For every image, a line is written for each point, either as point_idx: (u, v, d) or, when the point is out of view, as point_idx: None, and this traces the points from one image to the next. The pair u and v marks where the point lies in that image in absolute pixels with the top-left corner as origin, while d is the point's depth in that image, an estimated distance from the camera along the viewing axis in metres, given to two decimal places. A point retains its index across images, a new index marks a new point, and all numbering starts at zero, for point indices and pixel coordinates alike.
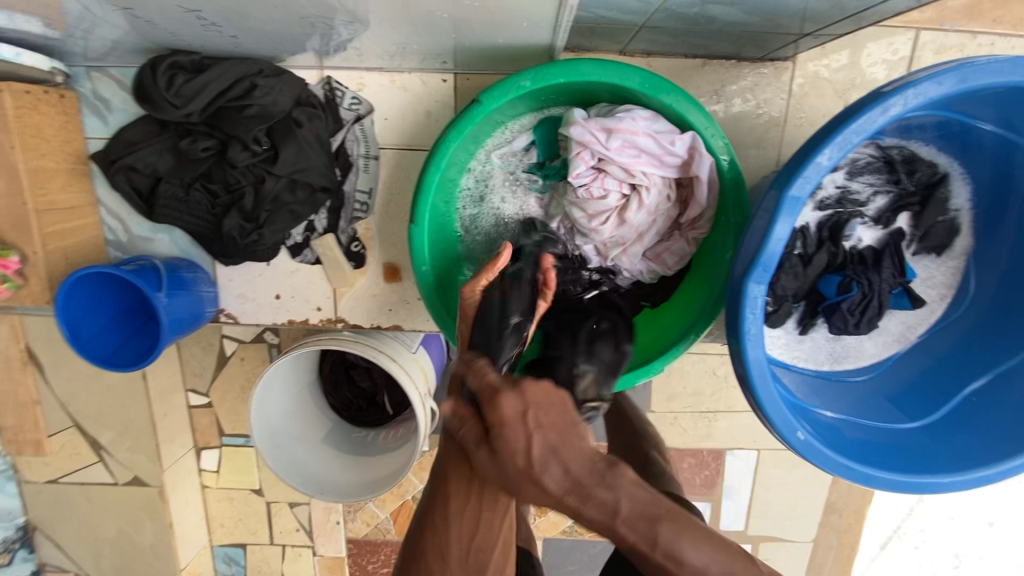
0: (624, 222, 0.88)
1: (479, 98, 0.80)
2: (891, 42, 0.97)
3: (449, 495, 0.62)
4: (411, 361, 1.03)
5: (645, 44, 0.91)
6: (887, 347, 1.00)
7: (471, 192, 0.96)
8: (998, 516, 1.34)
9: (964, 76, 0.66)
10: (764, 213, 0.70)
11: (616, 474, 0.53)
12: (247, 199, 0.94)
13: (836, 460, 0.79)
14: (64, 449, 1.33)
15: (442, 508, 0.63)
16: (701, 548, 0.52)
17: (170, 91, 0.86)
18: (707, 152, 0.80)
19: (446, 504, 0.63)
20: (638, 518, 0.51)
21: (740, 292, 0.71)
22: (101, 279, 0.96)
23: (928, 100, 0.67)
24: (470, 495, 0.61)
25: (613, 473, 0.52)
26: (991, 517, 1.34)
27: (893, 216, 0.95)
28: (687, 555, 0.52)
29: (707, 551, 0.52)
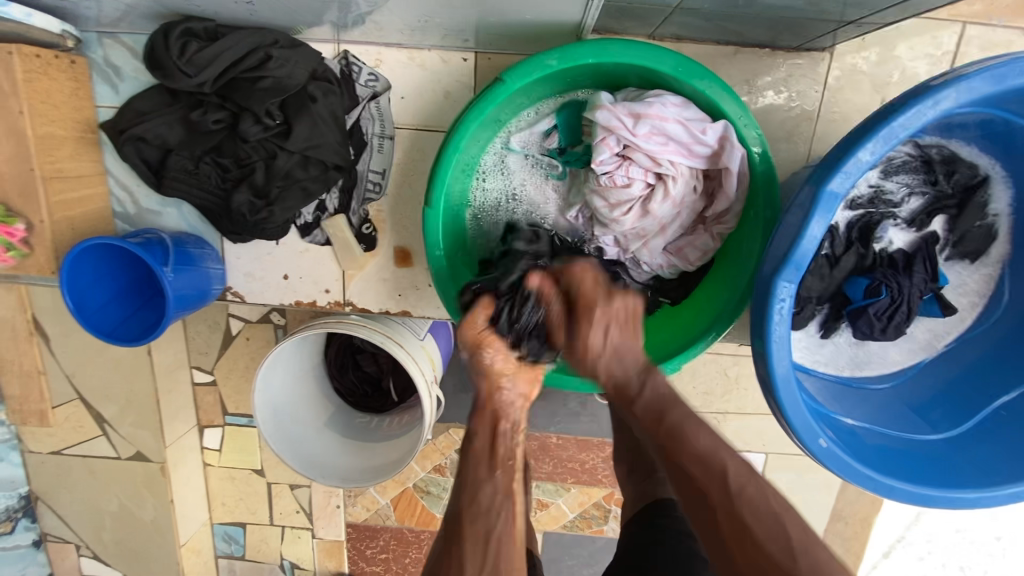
0: (647, 214, 0.84)
1: (502, 76, 0.76)
2: (935, 36, 0.93)
3: (465, 550, 0.63)
4: (419, 348, 1.01)
5: (676, 28, 0.87)
6: (912, 355, 0.96)
7: (487, 170, 0.92)
8: (1005, 530, 1.31)
9: (1017, 71, 0.62)
10: (798, 210, 0.67)
11: (652, 374, 0.76)
12: (257, 174, 0.91)
13: (860, 470, 0.76)
14: (68, 421, 1.33)
15: (455, 570, 0.62)
16: (706, 433, 0.71)
17: (182, 59, 0.83)
18: (738, 142, 0.76)
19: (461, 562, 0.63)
20: (656, 396, 0.74)
21: (769, 291, 0.68)
22: (106, 251, 0.93)
23: (979, 98, 0.64)
24: (487, 540, 0.64)
25: (651, 374, 0.76)
26: (999, 531, 1.31)
27: (927, 219, 0.90)
28: (692, 435, 0.71)
29: (712, 438, 0.71)
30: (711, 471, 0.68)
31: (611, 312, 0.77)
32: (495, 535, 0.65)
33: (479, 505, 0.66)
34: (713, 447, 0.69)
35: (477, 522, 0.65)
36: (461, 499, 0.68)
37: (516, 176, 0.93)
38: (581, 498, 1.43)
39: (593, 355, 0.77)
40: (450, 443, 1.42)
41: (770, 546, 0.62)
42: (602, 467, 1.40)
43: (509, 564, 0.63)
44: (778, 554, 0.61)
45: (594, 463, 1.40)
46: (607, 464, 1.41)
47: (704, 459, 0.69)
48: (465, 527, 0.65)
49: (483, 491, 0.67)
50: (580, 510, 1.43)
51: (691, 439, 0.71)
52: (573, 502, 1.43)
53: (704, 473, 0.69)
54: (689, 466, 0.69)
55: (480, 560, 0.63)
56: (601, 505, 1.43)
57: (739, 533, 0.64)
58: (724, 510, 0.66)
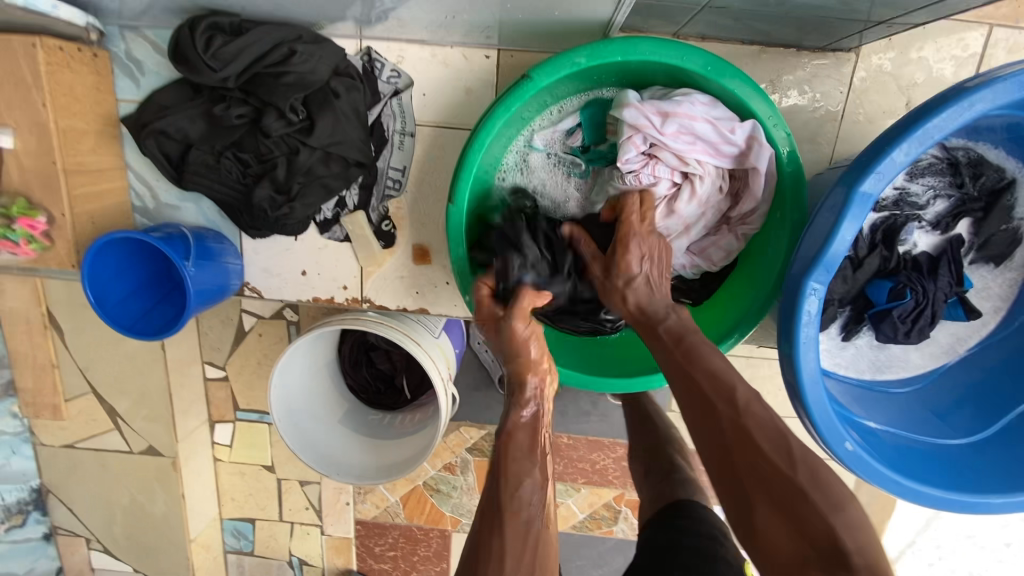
0: (672, 213, 0.84)
1: (530, 73, 0.75)
2: (961, 38, 0.92)
3: (506, 543, 0.62)
4: (434, 345, 1.01)
5: (702, 27, 0.86)
6: (934, 359, 0.95)
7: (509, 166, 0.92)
8: (1017, 536, 1.30)
9: None
10: (829, 211, 0.66)
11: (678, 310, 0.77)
12: (279, 170, 0.90)
13: (885, 474, 0.75)
14: (81, 414, 1.34)
15: (497, 562, 0.61)
16: (719, 358, 0.70)
17: (207, 53, 0.82)
18: (766, 142, 0.75)
19: (501, 553, 0.61)
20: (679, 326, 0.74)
21: (797, 291, 0.67)
22: (126, 245, 0.93)
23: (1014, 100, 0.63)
24: (528, 535, 0.64)
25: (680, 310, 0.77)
26: (1010, 537, 1.30)
27: (952, 222, 0.89)
28: (706, 357, 0.70)
29: (724, 361, 0.70)
30: (723, 387, 0.66)
31: (646, 245, 0.79)
32: (533, 531, 0.65)
33: (520, 501, 0.65)
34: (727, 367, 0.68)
35: (517, 513, 0.64)
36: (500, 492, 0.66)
37: (538, 176, 0.93)
38: (591, 499, 1.42)
39: (625, 284, 0.78)
40: (461, 442, 1.41)
41: (774, 455, 0.61)
42: (612, 468, 1.40)
43: (547, 554, 0.64)
44: (781, 461, 0.60)
45: (605, 464, 1.40)
46: (618, 465, 1.40)
47: (717, 377, 0.67)
48: (506, 519, 0.64)
49: (524, 489, 0.66)
50: (589, 511, 1.43)
51: (703, 358, 0.70)
52: (583, 502, 1.43)
53: (714, 388, 0.67)
54: (700, 381, 0.68)
55: (520, 553, 0.62)
56: (610, 506, 1.42)
57: (745, 444, 0.62)
58: (731, 422, 0.64)
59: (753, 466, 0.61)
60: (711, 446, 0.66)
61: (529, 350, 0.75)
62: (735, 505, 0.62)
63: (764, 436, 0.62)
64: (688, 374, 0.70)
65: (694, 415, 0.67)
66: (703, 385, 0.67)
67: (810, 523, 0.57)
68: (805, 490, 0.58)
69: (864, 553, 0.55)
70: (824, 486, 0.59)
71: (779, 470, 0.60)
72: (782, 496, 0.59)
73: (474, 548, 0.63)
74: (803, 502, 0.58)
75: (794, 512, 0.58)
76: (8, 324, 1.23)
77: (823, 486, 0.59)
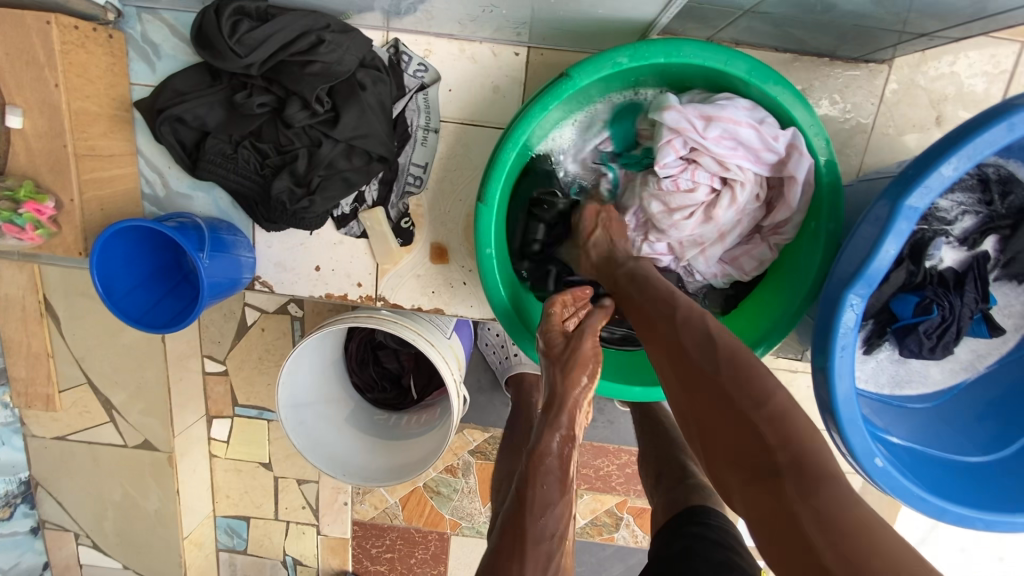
0: (709, 220, 0.82)
1: (570, 72, 0.73)
2: (994, 53, 0.91)
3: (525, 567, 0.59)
4: (447, 347, 0.99)
5: (739, 32, 0.85)
6: (953, 376, 0.95)
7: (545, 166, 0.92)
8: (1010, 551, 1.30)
9: None
10: (872, 224, 0.65)
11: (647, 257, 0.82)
12: (300, 161, 0.88)
13: (912, 490, 0.75)
14: (75, 406, 1.29)
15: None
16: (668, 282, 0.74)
17: (232, 39, 0.79)
18: (807, 151, 0.74)
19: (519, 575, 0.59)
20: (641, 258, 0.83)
21: (836, 302, 0.66)
22: (137, 234, 0.90)
23: None
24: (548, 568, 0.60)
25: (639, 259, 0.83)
26: (1003, 551, 1.30)
27: (980, 238, 0.88)
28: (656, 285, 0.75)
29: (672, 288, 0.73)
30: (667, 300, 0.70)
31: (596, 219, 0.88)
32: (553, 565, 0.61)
33: (540, 531, 0.62)
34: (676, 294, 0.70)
35: (537, 547, 0.61)
36: (521, 517, 0.63)
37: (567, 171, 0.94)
38: (593, 505, 1.41)
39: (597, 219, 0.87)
40: (463, 444, 1.39)
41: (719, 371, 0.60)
42: (616, 474, 1.39)
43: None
44: (712, 366, 0.60)
45: (609, 470, 1.39)
46: (621, 471, 1.39)
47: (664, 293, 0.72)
48: (526, 548, 0.61)
49: (546, 519, 0.63)
50: (591, 517, 1.41)
51: (651, 284, 0.75)
52: (585, 508, 1.41)
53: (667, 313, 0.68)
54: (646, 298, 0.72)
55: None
56: (612, 512, 1.41)
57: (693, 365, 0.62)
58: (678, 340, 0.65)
59: (688, 365, 0.63)
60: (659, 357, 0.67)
61: (576, 376, 0.70)
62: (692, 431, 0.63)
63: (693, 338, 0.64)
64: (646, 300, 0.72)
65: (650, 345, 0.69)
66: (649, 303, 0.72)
67: (744, 427, 0.55)
68: (728, 379, 0.59)
69: (787, 452, 0.52)
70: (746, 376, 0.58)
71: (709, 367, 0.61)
72: (712, 392, 0.59)
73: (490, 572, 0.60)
74: (729, 394, 0.58)
75: (723, 415, 0.57)
76: (3, 311, 1.18)
77: (759, 389, 0.57)
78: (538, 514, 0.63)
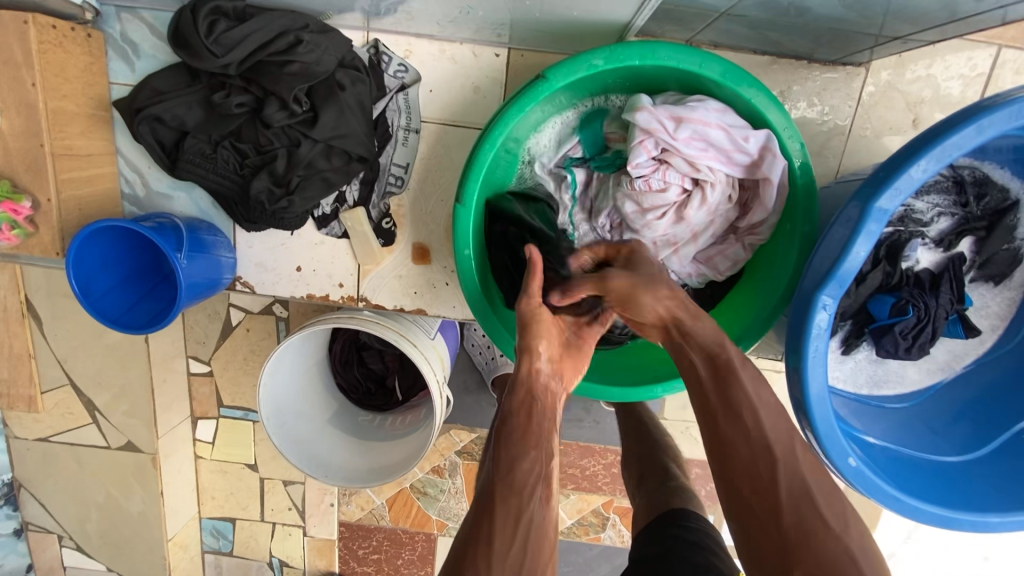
0: (680, 220, 0.83)
1: (546, 74, 0.74)
2: (970, 56, 0.92)
3: (498, 521, 0.61)
4: (430, 347, 0.99)
5: (717, 34, 0.85)
6: (929, 376, 0.96)
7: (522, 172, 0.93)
8: (994, 550, 1.31)
9: None
10: (844, 225, 0.66)
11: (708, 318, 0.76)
12: (279, 162, 0.88)
13: (885, 490, 0.75)
14: (57, 407, 1.29)
15: (486, 544, 0.60)
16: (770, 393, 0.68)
17: (209, 39, 0.79)
18: (780, 154, 0.75)
19: (493, 528, 0.61)
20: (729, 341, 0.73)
21: (809, 304, 0.67)
22: (115, 234, 0.89)
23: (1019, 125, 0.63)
24: (518, 521, 0.62)
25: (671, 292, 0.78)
26: (988, 550, 1.31)
27: (955, 240, 0.89)
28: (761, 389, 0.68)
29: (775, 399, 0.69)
30: (781, 426, 0.66)
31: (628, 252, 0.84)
32: (525, 518, 0.63)
33: (513, 486, 0.65)
34: (780, 405, 0.67)
35: (508, 500, 0.63)
36: (496, 474, 0.66)
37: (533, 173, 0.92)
38: (579, 505, 1.41)
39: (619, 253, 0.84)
40: (450, 445, 1.39)
41: (829, 517, 0.60)
42: (602, 474, 1.39)
43: (541, 546, 0.62)
44: (837, 525, 0.60)
45: (595, 471, 1.39)
46: (608, 471, 1.39)
47: (777, 416, 0.66)
48: (498, 502, 0.63)
49: (518, 474, 0.65)
50: (578, 517, 1.42)
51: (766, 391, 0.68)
52: (571, 509, 1.41)
53: (774, 432, 0.66)
54: (754, 415, 0.66)
55: (513, 533, 0.61)
56: (599, 512, 1.41)
57: (803, 502, 0.61)
58: (789, 473, 0.63)
59: (803, 516, 0.60)
60: (757, 489, 0.63)
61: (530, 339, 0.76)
62: (762, 564, 0.61)
63: (817, 486, 0.62)
64: (743, 404, 0.68)
65: (738, 457, 0.65)
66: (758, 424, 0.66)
67: None
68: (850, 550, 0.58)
69: None
70: (865, 552, 0.59)
71: (826, 528, 0.59)
72: (824, 554, 0.58)
73: (466, 534, 0.62)
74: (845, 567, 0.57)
75: None
76: None
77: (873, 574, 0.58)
78: (510, 468, 0.66)
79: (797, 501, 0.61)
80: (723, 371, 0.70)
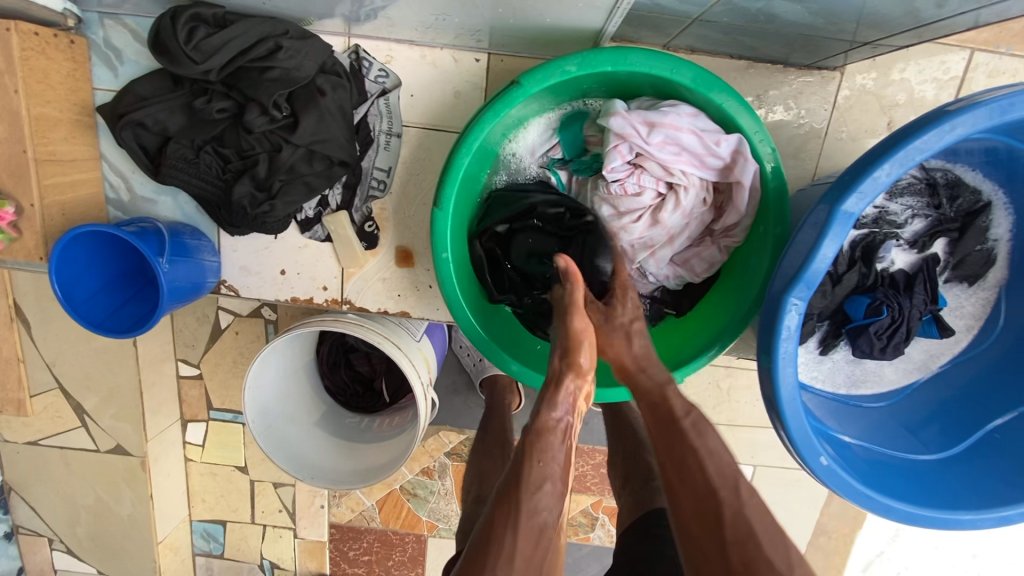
0: (656, 223, 0.84)
1: (520, 80, 0.75)
2: (943, 60, 0.94)
3: (519, 538, 0.59)
4: (415, 349, 0.99)
5: (692, 40, 0.87)
6: (907, 375, 0.97)
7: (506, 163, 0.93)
8: (981, 548, 1.32)
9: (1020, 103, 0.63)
10: (811, 228, 0.67)
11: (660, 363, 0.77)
12: (261, 166, 0.89)
13: (857, 488, 0.77)
14: (46, 410, 1.29)
15: (507, 556, 0.58)
16: (716, 439, 0.68)
17: (189, 45, 0.80)
18: (752, 157, 0.76)
19: (511, 542, 0.59)
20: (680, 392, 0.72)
21: (778, 306, 0.68)
22: (98, 239, 0.90)
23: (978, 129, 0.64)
24: (539, 539, 0.60)
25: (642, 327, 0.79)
26: (975, 548, 1.32)
27: (929, 241, 0.90)
28: (708, 435, 0.68)
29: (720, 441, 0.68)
30: (725, 471, 0.65)
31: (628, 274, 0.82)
32: (545, 534, 0.61)
33: (537, 504, 0.61)
34: (724, 452, 0.67)
35: (532, 516, 0.60)
36: (520, 486, 0.62)
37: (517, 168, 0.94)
38: (568, 505, 1.42)
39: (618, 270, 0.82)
40: (439, 446, 1.40)
41: (776, 560, 0.59)
42: (591, 474, 1.40)
43: (552, 560, 0.61)
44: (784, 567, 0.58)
45: (584, 471, 1.40)
46: (596, 472, 1.40)
47: (720, 461, 0.66)
48: (521, 515, 0.60)
49: (542, 493, 0.62)
50: (567, 517, 1.43)
51: (709, 435, 0.68)
52: None
53: (718, 475, 0.65)
54: (701, 460, 0.66)
55: (531, 550, 0.59)
56: (588, 512, 1.42)
57: (748, 545, 0.60)
58: (733, 512, 0.62)
59: (750, 560, 0.59)
60: (705, 536, 0.62)
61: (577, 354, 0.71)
62: None
63: (763, 528, 0.61)
64: (687, 451, 0.67)
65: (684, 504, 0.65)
66: (703, 470, 0.65)
67: None
68: None
69: None
70: None
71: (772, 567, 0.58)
72: None
73: (486, 539, 0.60)
74: None
75: None
76: None
77: None
78: (535, 484, 0.62)
79: (742, 545, 0.60)
80: (667, 420, 0.70)
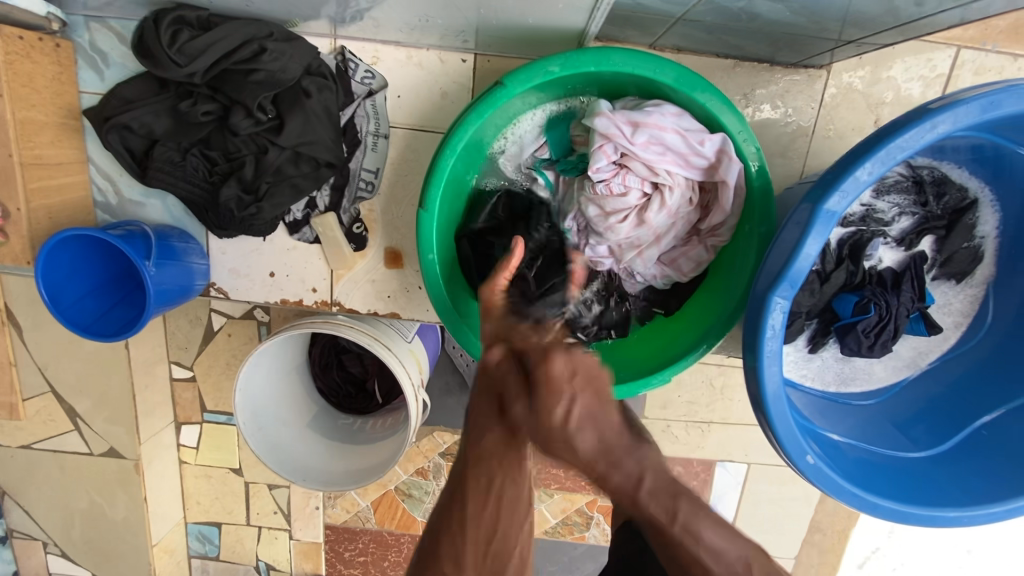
0: (642, 224, 0.84)
1: (503, 80, 0.75)
2: (930, 58, 0.94)
3: (464, 497, 0.53)
4: (406, 351, 0.99)
5: (677, 39, 0.87)
6: (896, 372, 0.97)
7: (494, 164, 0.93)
8: (976, 543, 1.33)
9: (1003, 101, 0.63)
10: (794, 227, 0.67)
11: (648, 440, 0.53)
12: (247, 169, 0.88)
13: (844, 486, 0.77)
14: (38, 414, 1.29)
15: (457, 530, 0.51)
16: (726, 534, 0.45)
17: (172, 48, 0.80)
18: (736, 157, 0.76)
19: (461, 505, 0.52)
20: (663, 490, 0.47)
21: (762, 306, 0.68)
22: (84, 242, 0.90)
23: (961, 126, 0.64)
24: (487, 496, 0.52)
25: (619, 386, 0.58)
26: (970, 544, 1.33)
27: (916, 239, 0.91)
28: (709, 533, 0.45)
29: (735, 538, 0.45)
30: None
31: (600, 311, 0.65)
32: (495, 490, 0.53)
33: (481, 451, 0.55)
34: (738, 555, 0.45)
35: (478, 472, 0.54)
36: (467, 447, 0.57)
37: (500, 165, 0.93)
38: (563, 504, 1.42)
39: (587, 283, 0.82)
40: (434, 447, 1.40)
41: None
42: None
43: (511, 520, 0.52)
44: None
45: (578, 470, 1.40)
46: None
47: (725, 563, 0.45)
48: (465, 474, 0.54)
49: (485, 440, 0.56)
50: (562, 516, 1.43)
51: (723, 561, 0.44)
52: (555, 508, 1.42)
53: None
54: (696, 564, 0.45)
55: (481, 506, 0.52)
56: (583, 511, 1.42)
57: None
58: None
59: None
60: None
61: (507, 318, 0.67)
62: None
63: None
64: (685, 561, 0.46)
65: None
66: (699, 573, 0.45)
67: None
68: None
69: None
70: None
71: None
72: None
73: (438, 518, 0.54)
74: None
75: None
76: None
77: None
78: (480, 438, 0.56)
79: None
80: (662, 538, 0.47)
